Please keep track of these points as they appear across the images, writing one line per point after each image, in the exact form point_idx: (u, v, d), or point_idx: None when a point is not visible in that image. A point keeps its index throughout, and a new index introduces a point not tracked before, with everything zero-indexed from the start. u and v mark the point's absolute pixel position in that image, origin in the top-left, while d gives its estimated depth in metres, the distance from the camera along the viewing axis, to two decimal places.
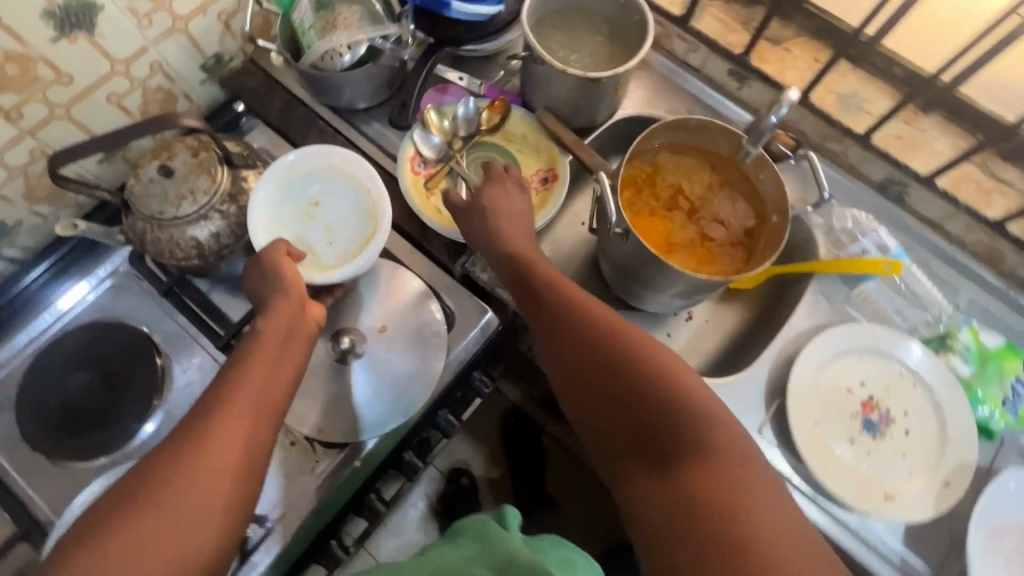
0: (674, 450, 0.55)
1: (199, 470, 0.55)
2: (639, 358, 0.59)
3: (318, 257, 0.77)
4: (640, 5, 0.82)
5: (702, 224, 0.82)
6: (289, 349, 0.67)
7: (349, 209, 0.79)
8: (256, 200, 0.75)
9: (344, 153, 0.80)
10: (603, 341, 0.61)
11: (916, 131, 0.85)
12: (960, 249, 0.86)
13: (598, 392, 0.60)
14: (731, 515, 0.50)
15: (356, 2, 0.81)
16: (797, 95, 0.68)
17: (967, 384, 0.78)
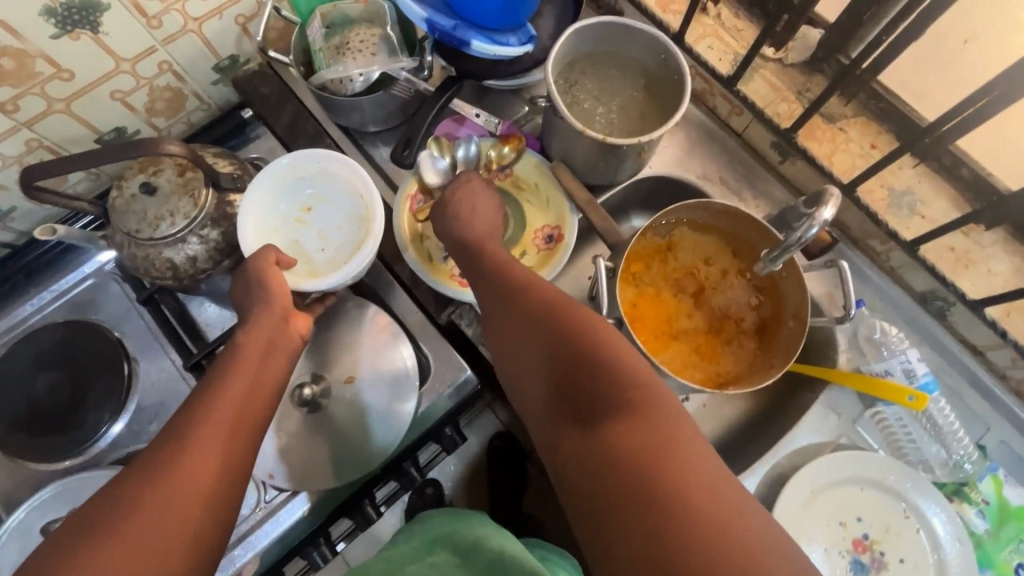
0: (601, 402, 0.48)
1: (170, 489, 0.46)
2: (568, 320, 0.54)
3: (310, 264, 0.75)
4: (682, 66, 0.74)
5: (709, 314, 0.76)
6: (271, 363, 0.62)
7: (343, 214, 0.76)
8: (245, 208, 0.72)
9: (336, 157, 0.76)
10: (543, 300, 0.58)
11: (972, 243, 0.75)
12: (1000, 382, 0.76)
13: (532, 355, 0.55)
14: (653, 464, 0.42)
15: (378, 26, 0.78)
16: (831, 214, 0.59)
17: (978, 541, 0.71)
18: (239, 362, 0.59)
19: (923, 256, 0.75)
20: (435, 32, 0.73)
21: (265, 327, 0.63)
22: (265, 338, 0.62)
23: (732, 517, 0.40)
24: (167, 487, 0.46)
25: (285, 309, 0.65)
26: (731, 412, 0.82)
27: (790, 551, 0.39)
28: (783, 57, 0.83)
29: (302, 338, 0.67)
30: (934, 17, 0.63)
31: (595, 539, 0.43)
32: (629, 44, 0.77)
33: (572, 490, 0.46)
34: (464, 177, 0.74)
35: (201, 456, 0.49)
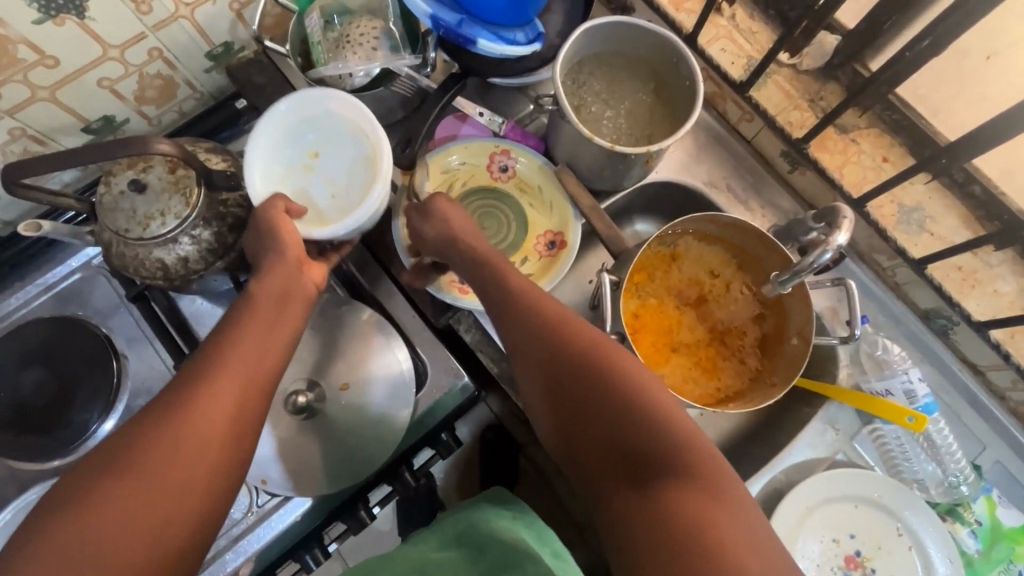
0: (653, 465, 0.47)
1: (157, 473, 0.44)
2: (609, 367, 0.51)
3: (319, 212, 0.70)
4: (695, 71, 0.71)
5: (711, 330, 0.75)
6: (285, 312, 0.59)
7: (350, 156, 0.72)
8: (250, 156, 0.69)
9: (337, 95, 0.71)
10: (569, 341, 0.53)
11: (979, 263, 0.74)
12: (999, 403, 0.76)
13: (570, 399, 0.52)
14: (711, 540, 0.42)
15: (379, 19, 0.76)
16: (846, 238, 0.61)
17: (969, 561, 0.72)
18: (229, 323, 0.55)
19: (930, 274, 0.74)
20: (439, 30, 0.69)
21: (278, 275, 0.60)
22: (278, 286, 0.60)
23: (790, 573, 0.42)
24: (157, 473, 0.44)
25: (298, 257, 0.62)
26: (728, 424, 0.81)
27: None
28: (797, 63, 0.80)
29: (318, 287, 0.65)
30: (958, 32, 0.61)
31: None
32: (639, 45, 0.75)
33: (621, 553, 0.45)
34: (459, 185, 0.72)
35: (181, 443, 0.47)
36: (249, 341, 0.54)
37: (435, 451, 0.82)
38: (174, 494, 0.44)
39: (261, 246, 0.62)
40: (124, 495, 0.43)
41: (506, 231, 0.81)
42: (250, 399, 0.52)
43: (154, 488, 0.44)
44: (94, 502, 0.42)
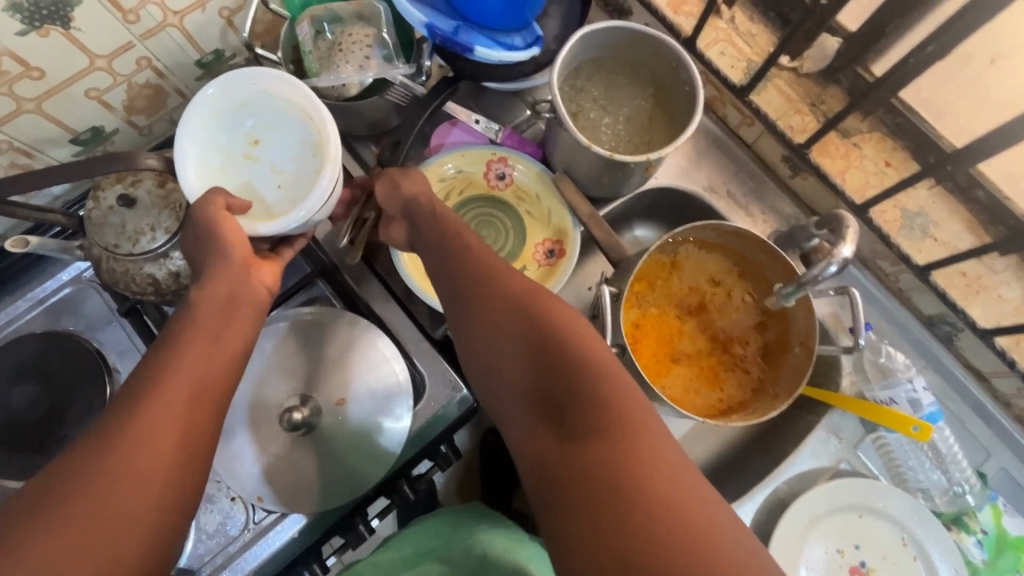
0: (568, 397, 0.48)
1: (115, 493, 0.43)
2: (534, 313, 0.54)
3: (265, 204, 0.64)
4: (695, 76, 0.70)
5: (713, 339, 0.73)
6: (234, 321, 0.57)
7: (294, 140, 0.66)
8: (181, 150, 0.63)
9: (273, 73, 0.65)
10: (512, 304, 0.55)
11: (983, 268, 0.72)
12: (1003, 410, 0.75)
13: (496, 343, 0.54)
14: (617, 457, 0.42)
15: (372, 26, 0.73)
16: (851, 251, 0.60)
17: (974, 570, 0.71)
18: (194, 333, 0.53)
19: (934, 281, 0.73)
20: (435, 38, 0.68)
21: (223, 279, 0.58)
22: (224, 290, 0.57)
23: (712, 517, 0.40)
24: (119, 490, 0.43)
25: (243, 256, 0.60)
26: (730, 433, 0.81)
27: (746, 540, 0.40)
28: (798, 66, 0.79)
29: (270, 290, 0.63)
30: (964, 36, 0.59)
31: (562, 542, 0.42)
32: (638, 50, 0.73)
33: (538, 484, 0.46)
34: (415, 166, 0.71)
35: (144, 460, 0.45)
36: (203, 356, 0.52)
37: (435, 463, 0.80)
38: (132, 508, 0.43)
39: (203, 251, 0.59)
40: (84, 508, 0.42)
41: (503, 240, 0.80)
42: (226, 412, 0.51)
43: (106, 502, 0.43)
44: (50, 517, 0.41)
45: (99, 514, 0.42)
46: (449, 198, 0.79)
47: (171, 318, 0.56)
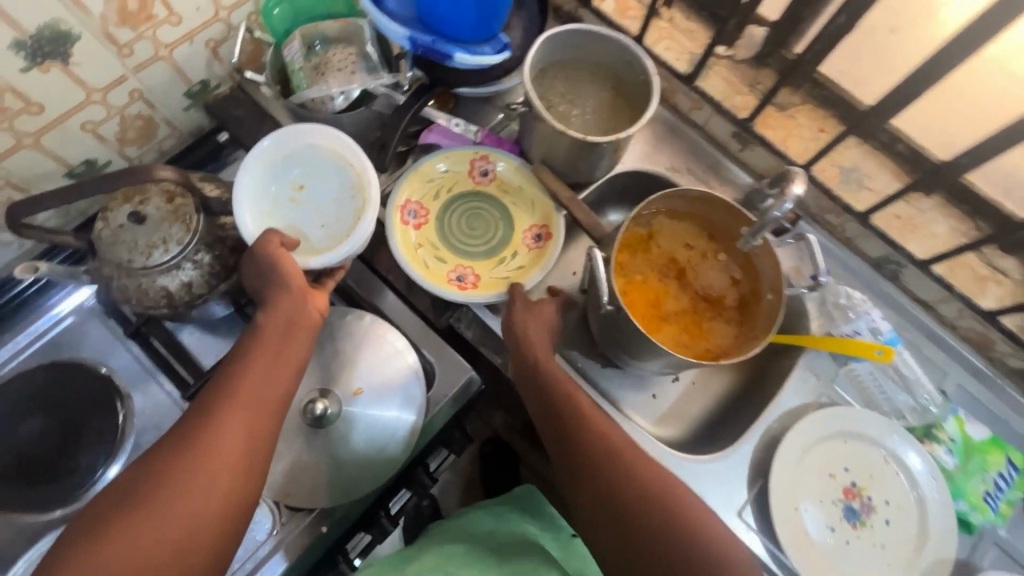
0: None
1: (190, 486, 0.52)
2: (654, 499, 0.59)
3: (310, 242, 0.73)
4: (647, 66, 0.79)
5: (694, 296, 0.81)
6: (291, 344, 0.63)
7: (336, 186, 0.75)
8: (241, 195, 0.72)
9: (319, 129, 0.76)
10: (630, 481, 0.60)
11: (913, 210, 0.83)
12: (950, 332, 0.84)
13: (617, 522, 0.59)
14: None
15: (354, 45, 0.81)
16: (802, 189, 0.71)
17: (950, 477, 0.78)
18: (258, 354, 0.61)
19: (875, 225, 0.84)
20: (417, 49, 0.76)
21: (283, 308, 0.64)
22: (285, 317, 0.64)
23: None
24: (196, 485, 0.53)
25: (302, 285, 0.66)
26: (720, 391, 0.89)
27: None
28: (733, 54, 0.89)
29: (322, 314, 0.67)
30: (864, 11, 0.71)
31: None
32: (598, 51, 0.82)
33: None
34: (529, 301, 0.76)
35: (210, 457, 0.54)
36: (263, 377, 0.60)
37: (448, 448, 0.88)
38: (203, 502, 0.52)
39: (268, 283, 0.66)
40: (167, 503, 0.51)
41: (494, 229, 0.87)
42: (256, 415, 0.58)
43: (179, 502, 0.51)
44: (140, 497, 0.51)
45: (170, 502, 0.51)
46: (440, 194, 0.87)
47: (242, 339, 0.64)
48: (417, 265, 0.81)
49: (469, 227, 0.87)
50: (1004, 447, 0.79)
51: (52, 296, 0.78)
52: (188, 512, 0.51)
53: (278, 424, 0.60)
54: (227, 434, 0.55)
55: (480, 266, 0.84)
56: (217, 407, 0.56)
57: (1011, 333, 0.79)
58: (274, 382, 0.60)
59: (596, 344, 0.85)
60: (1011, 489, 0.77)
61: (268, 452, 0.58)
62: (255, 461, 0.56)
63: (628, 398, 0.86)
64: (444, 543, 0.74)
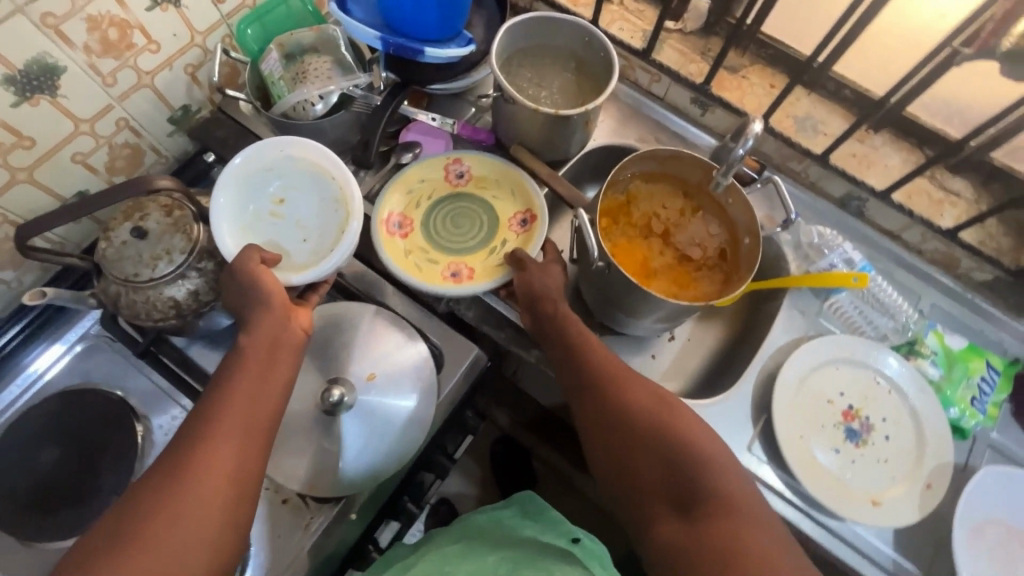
0: (689, 490, 0.60)
1: (185, 507, 0.54)
2: (650, 414, 0.65)
3: (292, 257, 0.75)
4: (605, 43, 0.84)
5: (678, 249, 0.85)
6: (276, 364, 0.65)
7: (318, 200, 0.77)
8: (220, 211, 0.73)
9: (299, 143, 0.77)
10: (629, 403, 0.67)
11: (867, 146, 0.89)
12: (919, 257, 0.90)
13: (616, 434, 0.66)
14: (738, 554, 0.54)
15: (327, 53, 0.85)
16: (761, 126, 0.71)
17: (939, 387, 0.82)
18: (245, 372, 0.63)
19: (834, 163, 0.88)
20: (389, 48, 0.80)
21: (266, 326, 0.66)
22: (269, 336, 0.66)
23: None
24: (191, 505, 0.54)
25: (283, 303, 0.67)
26: (712, 342, 0.95)
27: None
28: (682, 27, 0.97)
29: (307, 331, 0.70)
30: None
31: None
32: (557, 35, 0.88)
33: (665, 566, 0.58)
34: (541, 261, 0.80)
35: (204, 478, 0.55)
36: (253, 392, 0.62)
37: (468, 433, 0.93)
38: (198, 522, 0.54)
39: (247, 303, 0.66)
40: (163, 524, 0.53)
41: (479, 225, 0.89)
42: (243, 438, 0.60)
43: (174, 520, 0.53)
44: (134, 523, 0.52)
45: (167, 525, 0.52)
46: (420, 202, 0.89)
47: (225, 363, 0.65)
48: (411, 268, 0.83)
49: (454, 228, 0.89)
50: (982, 353, 0.84)
51: (20, 358, 0.79)
52: (193, 530, 0.53)
53: (267, 441, 0.62)
54: (218, 456, 0.57)
55: (472, 261, 0.86)
56: (203, 430, 0.58)
57: (971, 246, 0.86)
58: (260, 403, 0.62)
59: (592, 311, 0.89)
60: (995, 391, 0.83)
61: (260, 465, 0.60)
62: (246, 476, 0.58)
63: (630, 359, 0.90)
64: (442, 547, 0.75)
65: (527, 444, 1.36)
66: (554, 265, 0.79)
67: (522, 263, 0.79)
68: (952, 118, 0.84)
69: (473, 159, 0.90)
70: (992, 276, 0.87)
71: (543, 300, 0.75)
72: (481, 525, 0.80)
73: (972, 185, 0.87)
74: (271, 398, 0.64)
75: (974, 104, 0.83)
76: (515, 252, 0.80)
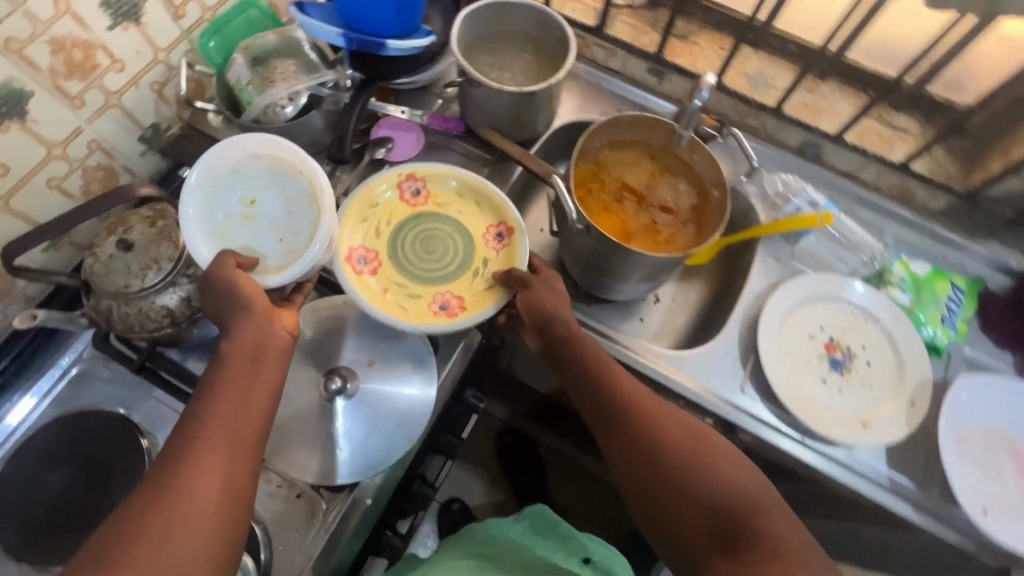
0: (734, 530, 0.60)
1: (177, 514, 0.51)
2: (685, 454, 0.66)
3: (270, 260, 0.69)
4: (559, 20, 0.87)
5: (652, 211, 0.88)
6: (262, 370, 0.61)
7: (288, 197, 0.72)
8: (188, 221, 0.68)
9: (260, 138, 0.71)
10: (663, 441, 0.67)
11: (816, 95, 0.95)
12: (878, 194, 0.96)
13: (652, 474, 0.66)
14: None
15: (291, 58, 0.89)
16: (713, 77, 0.78)
17: (910, 310, 0.87)
18: (230, 377, 0.59)
19: (790, 115, 0.96)
20: (353, 44, 0.81)
21: (248, 330, 0.62)
22: (253, 339, 0.62)
23: None
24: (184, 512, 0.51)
25: (264, 305, 0.64)
26: (696, 298, 0.98)
27: None
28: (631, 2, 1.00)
29: (291, 333, 0.65)
30: None
31: None
32: (513, 19, 0.91)
33: None
34: (543, 278, 0.75)
35: (198, 483, 0.53)
36: (239, 401, 0.59)
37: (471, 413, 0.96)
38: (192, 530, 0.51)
39: (227, 306, 0.63)
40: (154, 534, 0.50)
41: (452, 246, 0.80)
42: (233, 443, 0.57)
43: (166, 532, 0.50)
44: (127, 535, 0.50)
45: (160, 535, 0.50)
46: (379, 232, 0.80)
47: (209, 369, 0.62)
48: (394, 310, 0.74)
49: (427, 254, 0.80)
50: (946, 275, 0.89)
51: (11, 394, 0.78)
52: (184, 546, 0.50)
53: (257, 451, 0.59)
54: (209, 463, 0.54)
55: (458, 285, 0.77)
56: (186, 442, 0.55)
57: (921, 175, 0.93)
58: (248, 411, 0.59)
59: (577, 282, 0.92)
60: (962, 309, 0.88)
61: (255, 467, 0.58)
62: (237, 484, 0.55)
63: (620, 323, 0.93)
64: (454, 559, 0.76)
65: (531, 433, 1.37)
66: (559, 285, 0.75)
67: (521, 282, 0.74)
68: (889, 60, 0.88)
69: (430, 175, 0.82)
70: (945, 203, 0.92)
71: (557, 335, 0.73)
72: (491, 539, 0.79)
73: (917, 121, 0.91)
74: (260, 400, 0.60)
75: (908, 45, 0.85)
76: (510, 272, 0.74)
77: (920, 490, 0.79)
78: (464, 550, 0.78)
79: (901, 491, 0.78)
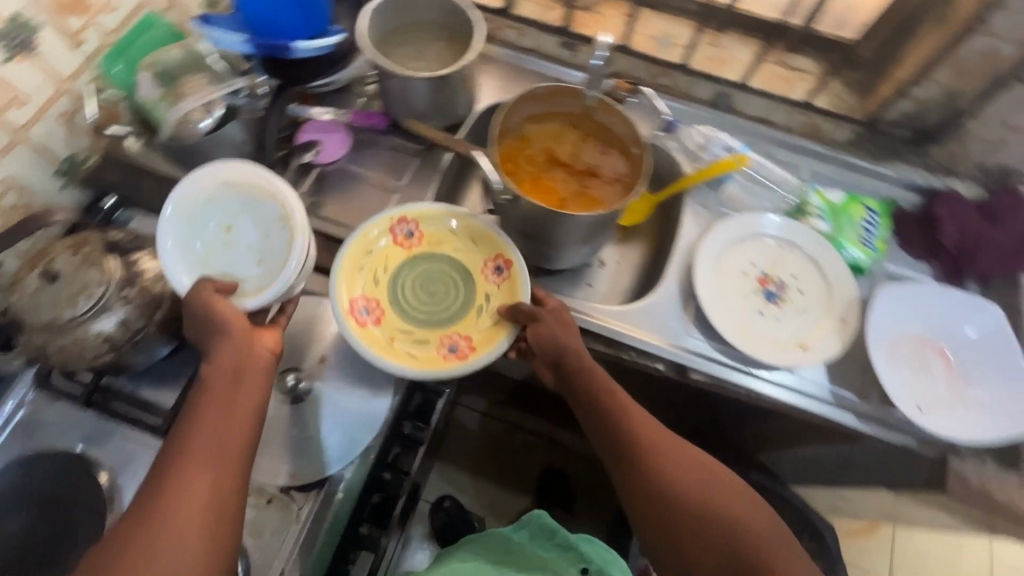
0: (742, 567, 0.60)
1: (159, 535, 0.49)
2: (693, 486, 0.66)
3: (249, 283, 0.68)
4: (465, 4, 0.89)
5: (581, 177, 0.91)
6: (245, 386, 0.58)
7: (264, 221, 0.70)
8: (169, 251, 0.67)
9: (231, 163, 0.71)
10: (672, 472, 0.67)
11: (718, 49, 1.01)
12: (790, 134, 1.00)
13: (661, 508, 0.66)
14: None
15: (201, 70, 0.85)
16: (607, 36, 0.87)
17: (832, 237, 0.92)
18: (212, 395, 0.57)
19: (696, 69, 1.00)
20: (260, 51, 0.86)
21: (228, 352, 0.59)
22: (231, 362, 0.59)
23: None
24: (168, 536, 0.49)
25: (243, 328, 0.61)
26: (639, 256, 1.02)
27: None
28: None
29: (274, 351, 0.63)
30: None
31: None
32: (422, 7, 0.91)
33: None
34: (553, 309, 0.77)
35: (179, 500, 0.51)
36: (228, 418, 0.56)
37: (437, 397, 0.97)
38: (179, 553, 0.49)
39: (205, 330, 0.61)
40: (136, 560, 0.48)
41: (452, 286, 0.83)
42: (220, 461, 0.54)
43: (150, 556, 0.48)
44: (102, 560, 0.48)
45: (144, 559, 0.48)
46: (378, 280, 0.81)
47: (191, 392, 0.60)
48: (405, 358, 0.75)
49: (428, 297, 0.82)
50: (859, 199, 0.95)
51: None
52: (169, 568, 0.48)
53: (248, 464, 0.56)
54: (194, 483, 0.52)
55: (465, 327, 0.79)
56: (165, 457, 0.53)
57: (824, 110, 1.00)
58: (234, 428, 0.56)
59: None
60: (879, 228, 0.93)
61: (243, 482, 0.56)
62: (227, 509, 0.53)
63: (568, 290, 0.96)
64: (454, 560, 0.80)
65: (514, 419, 1.39)
66: (571, 319, 0.77)
67: (530, 314, 0.76)
68: (775, 5, 0.99)
69: (425, 217, 0.83)
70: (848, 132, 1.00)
71: (572, 364, 0.74)
72: (491, 546, 0.82)
73: (811, 61, 1.01)
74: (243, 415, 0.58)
75: None
76: (520, 306, 0.76)
77: (862, 400, 0.84)
78: (464, 549, 0.83)
79: (845, 403, 0.83)
